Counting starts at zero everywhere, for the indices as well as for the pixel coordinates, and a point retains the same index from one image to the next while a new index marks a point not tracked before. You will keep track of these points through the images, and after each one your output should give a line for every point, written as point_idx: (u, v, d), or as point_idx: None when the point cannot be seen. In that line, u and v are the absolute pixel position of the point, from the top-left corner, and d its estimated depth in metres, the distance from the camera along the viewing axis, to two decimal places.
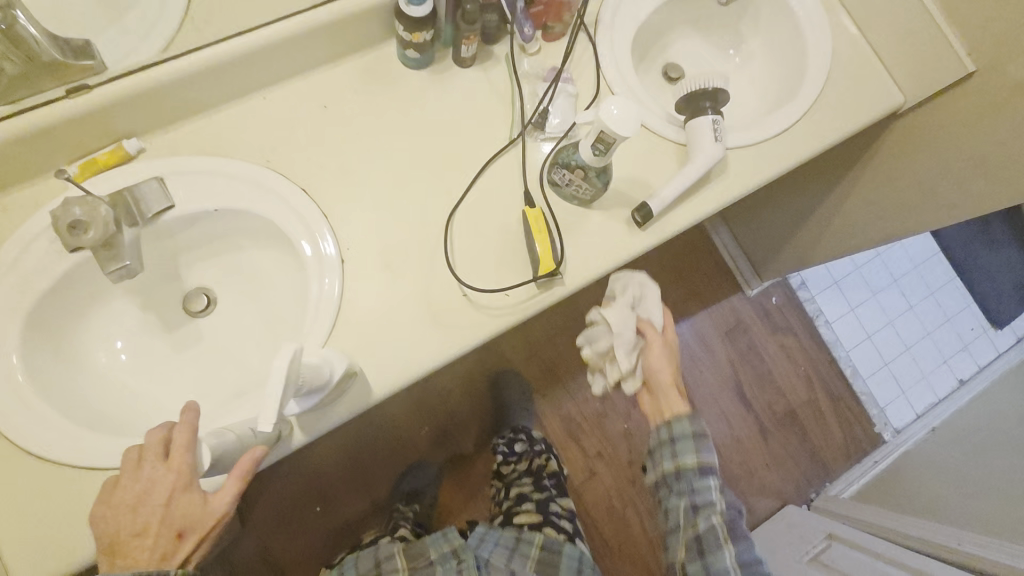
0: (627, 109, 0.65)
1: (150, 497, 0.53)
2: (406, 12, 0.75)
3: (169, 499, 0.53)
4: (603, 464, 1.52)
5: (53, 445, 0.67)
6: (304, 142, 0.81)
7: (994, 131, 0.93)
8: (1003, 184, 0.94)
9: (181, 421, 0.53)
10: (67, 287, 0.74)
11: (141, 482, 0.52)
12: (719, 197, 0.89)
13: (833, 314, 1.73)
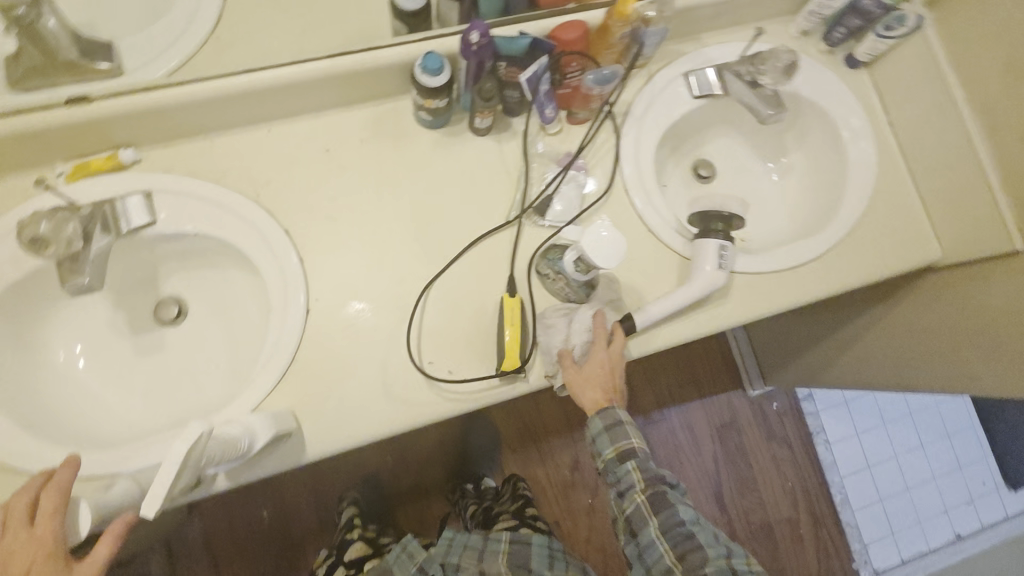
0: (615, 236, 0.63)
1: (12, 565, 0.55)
2: (418, 80, 0.72)
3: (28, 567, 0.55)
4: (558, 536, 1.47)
5: None
6: (299, 181, 0.80)
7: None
8: None
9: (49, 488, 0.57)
10: (38, 278, 0.74)
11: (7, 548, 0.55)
12: (713, 322, 0.84)
13: (836, 435, 1.64)
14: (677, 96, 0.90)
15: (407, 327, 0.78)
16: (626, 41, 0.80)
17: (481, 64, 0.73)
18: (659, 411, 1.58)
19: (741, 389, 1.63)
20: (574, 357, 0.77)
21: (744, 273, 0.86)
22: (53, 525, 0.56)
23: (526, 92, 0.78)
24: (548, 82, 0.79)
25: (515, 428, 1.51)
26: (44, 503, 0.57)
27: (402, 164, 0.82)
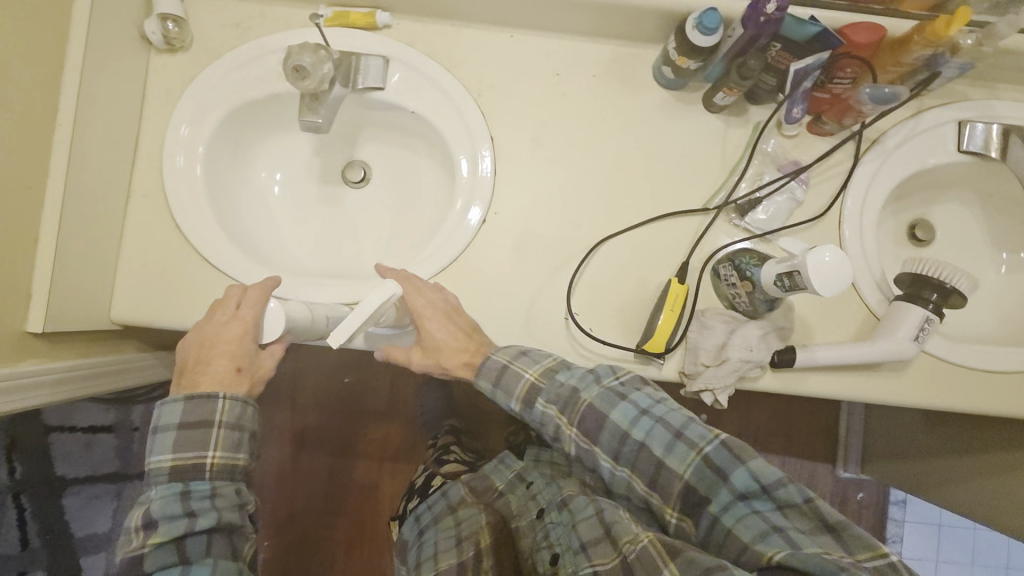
0: (841, 262, 0.57)
1: (221, 338, 0.65)
2: (687, 35, 0.69)
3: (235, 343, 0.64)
4: None
5: (189, 223, 0.75)
6: (521, 96, 0.79)
7: None
8: None
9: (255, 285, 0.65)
10: (270, 103, 0.80)
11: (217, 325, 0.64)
12: (874, 392, 0.77)
13: (912, 552, 1.50)
14: (939, 143, 0.79)
15: (567, 273, 0.77)
16: (919, 64, 0.71)
17: (755, 38, 0.67)
18: None
19: (830, 464, 1.52)
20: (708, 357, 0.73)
21: (933, 355, 0.77)
22: (254, 315, 0.64)
23: (784, 84, 0.73)
24: (813, 81, 0.72)
25: None
26: (249, 297, 0.65)
27: (623, 113, 0.79)
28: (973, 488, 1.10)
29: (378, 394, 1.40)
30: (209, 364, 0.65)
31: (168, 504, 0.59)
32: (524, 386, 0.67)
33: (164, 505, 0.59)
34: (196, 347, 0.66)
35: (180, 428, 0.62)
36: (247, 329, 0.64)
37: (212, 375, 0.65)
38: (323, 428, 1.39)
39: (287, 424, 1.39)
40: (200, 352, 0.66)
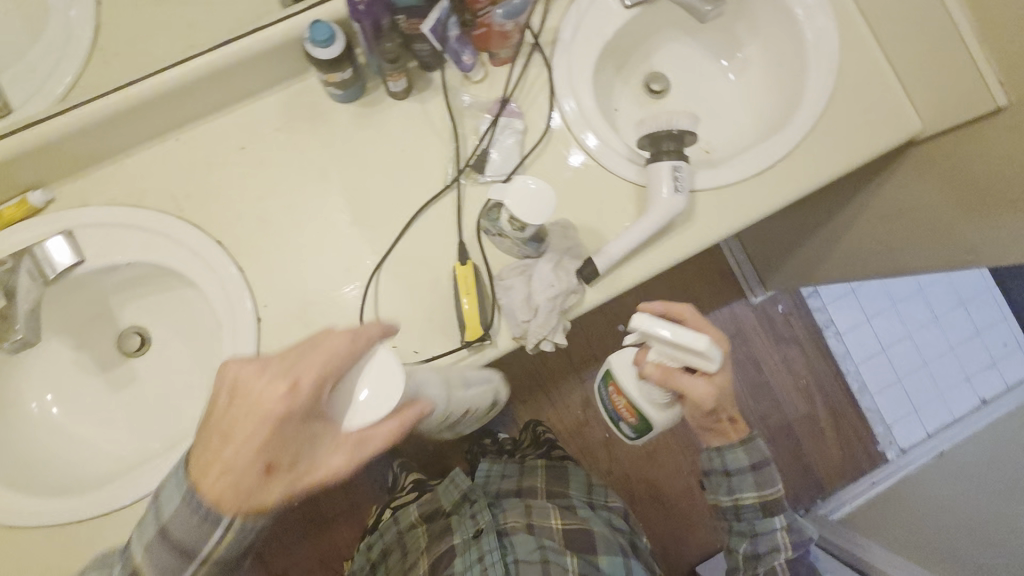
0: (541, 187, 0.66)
1: (248, 401, 0.48)
2: (315, 56, 0.65)
3: (277, 429, 0.48)
4: None
5: None
6: (222, 187, 0.76)
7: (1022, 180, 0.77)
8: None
9: (360, 329, 0.54)
10: None
11: (257, 391, 0.49)
12: (682, 251, 0.80)
13: (846, 326, 1.62)
14: (607, 10, 0.82)
15: (363, 317, 0.75)
16: None
17: (377, 24, 0.66)
18: None
19: (742, 299, 1.60)
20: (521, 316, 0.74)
21: (707, 190, 0.81)
22: (325, 369, 0.51)
23: (437, 42, 0.71)
24: (456, 26, 0.72)
25: (520, 380, 1.52)
26: (334, 341, 0.52)
27: (323, 147, 0.77)
28: (839, 255, 1.18)
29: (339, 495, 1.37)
30: (260, 400, 0.48)
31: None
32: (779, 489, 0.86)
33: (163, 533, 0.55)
34: (218, 412, 0.50)
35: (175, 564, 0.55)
36: (282, 410, 0.48)
37: (226, 450, 0.48)
38: (296, 559, 1.34)
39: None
40: (230, 407, 0.49)
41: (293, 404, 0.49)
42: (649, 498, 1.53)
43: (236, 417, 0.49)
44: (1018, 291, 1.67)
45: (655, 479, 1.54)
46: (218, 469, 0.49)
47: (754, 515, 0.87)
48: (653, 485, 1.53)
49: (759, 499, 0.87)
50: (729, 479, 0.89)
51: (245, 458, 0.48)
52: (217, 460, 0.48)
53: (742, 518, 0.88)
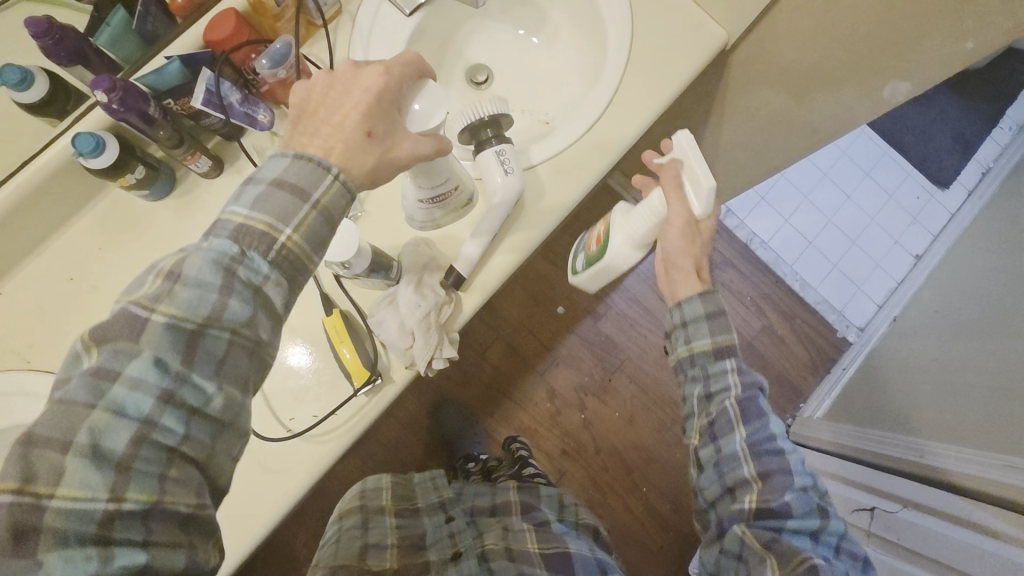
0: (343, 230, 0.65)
1: (355, 88, 0.56)
2: (89, 163, 0.63)
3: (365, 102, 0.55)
4: (570, 461, 1.50)
5: None
6: (61, 324, 0.72)
7: (822, 50, 0.78)
8: (856, 103, 0.81)
9: (397, 61, 0.58)
10: None
11: (348, 80, 0.56)
12: (541, 226, 0.79)
13: (767, 233, 1.66)
14: (392, 23, 0.81)
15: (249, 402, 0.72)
16: (291, 7, 0.71)
17: (144, 113, 0.63)
18: (601, 304, 1.57)
19: None
20: (401, 345, 0.72)
21: (546, 161, 0.81)
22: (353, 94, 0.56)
23: (221, 105, 0.68)
24: (234, 90, 0.69)
25: (480, 393, 1.51)
26: (394, 67, 0.58)
27: (152, 249, 0.74)
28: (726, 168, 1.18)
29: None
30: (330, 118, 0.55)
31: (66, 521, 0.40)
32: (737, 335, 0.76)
33: (128, 396, 0.43)
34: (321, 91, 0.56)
35: (269, 180, 0.51)
36: (364, 93, 0.56)
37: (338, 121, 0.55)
38: None
39: None
40: (330, 87, 0.56)
41: (376, 82, 0.57)
42: (643, 461, 1.51)
43: (343, 90, 0.56)
44: (913, 144, 1.72)
45: (644, 443, 1.52)
46: (325, 132, 0.54)
47: (707, 361, 0.76)
48: (649, 452, 1.51)
49: (714, 345, 0.76)
50: (684, 328, 0.78)
51: (349, 115, 0.55)
52: (330, 125, 0.54)
53: (694, 367, 0.78)
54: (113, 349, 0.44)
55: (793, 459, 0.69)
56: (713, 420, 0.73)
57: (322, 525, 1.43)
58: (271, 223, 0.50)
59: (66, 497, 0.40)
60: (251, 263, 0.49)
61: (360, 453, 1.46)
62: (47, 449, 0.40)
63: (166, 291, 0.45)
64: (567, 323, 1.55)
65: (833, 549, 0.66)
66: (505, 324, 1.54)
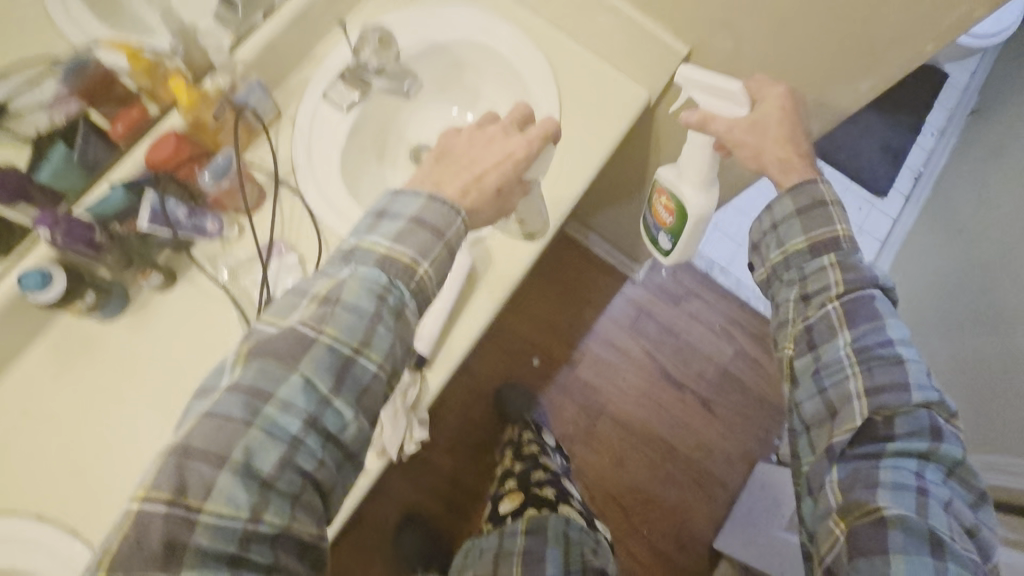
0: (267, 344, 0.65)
1: (496, 152, 0.68)
2: (37, 296, 0.64)
3: (504, 164, 0.67)
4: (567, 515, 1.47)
5: None
6: (19, 460, 0.70)
7: None
8: None
9: (545, 125, 0.68)
10: None
11: (491, 143, 0.68)
12: (497, 295, 0.81)
13: (726, 260, 1.70)
14: (330, 120, 0.84)
15: None
16: (230, 119, 0.75)
17: (90, 242, 0.65)
18: (575, 351, 1.59)
19: (627, 281, 1.66)
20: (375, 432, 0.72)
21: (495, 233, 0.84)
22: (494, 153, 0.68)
23: (171, 220, 0.70)
24: (181, 205, 0.71)
25: (467, 457, 1.48)
26: (537, 130, 0.68)
27: (111, 370, 0.74)
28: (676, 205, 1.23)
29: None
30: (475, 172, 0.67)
31: (223, 523, 0.49)
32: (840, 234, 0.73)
33: (280, 415, 0.52)
34: (465, 145, 0.69)
35: (410, 218, 0.61)
36: (504, 156, 0.67)
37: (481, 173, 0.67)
38: None
39: None
40: (475, 145, 0.69)
41: (520, 146, 0.68)
42: (639, 503, 1.49)
43: (485, 148, 0.68)
44: (847, 159, 1.82)
45: (636, 488, 1.50)
46: (465, 177, 0.66)
47: (802, 261, 0.74)
48: (643, 492, 1.50)
49: (808, 242, 0.74)
50: (775, 231, 0.77)
51: (490, 173, 0.67)
52: (471, 173, 0.66)
53: (790, 271, 0.75)
54: (266, 362, 0.53)
55: (913, 370, 0.65)
56: (813, 333, 0.71)
57: None
58: (414, 257, 0.60)
59: (219, 506, 0.49)
60: (395, 291, 0.59)
61: (351, 538, 1.41)
62: (199, 460, 0.49)
63: (328, 314, 0.55)
64: (545, 375, 1.56)
65: (938, 475, 0.63)
66: (483, 384, 1.54)
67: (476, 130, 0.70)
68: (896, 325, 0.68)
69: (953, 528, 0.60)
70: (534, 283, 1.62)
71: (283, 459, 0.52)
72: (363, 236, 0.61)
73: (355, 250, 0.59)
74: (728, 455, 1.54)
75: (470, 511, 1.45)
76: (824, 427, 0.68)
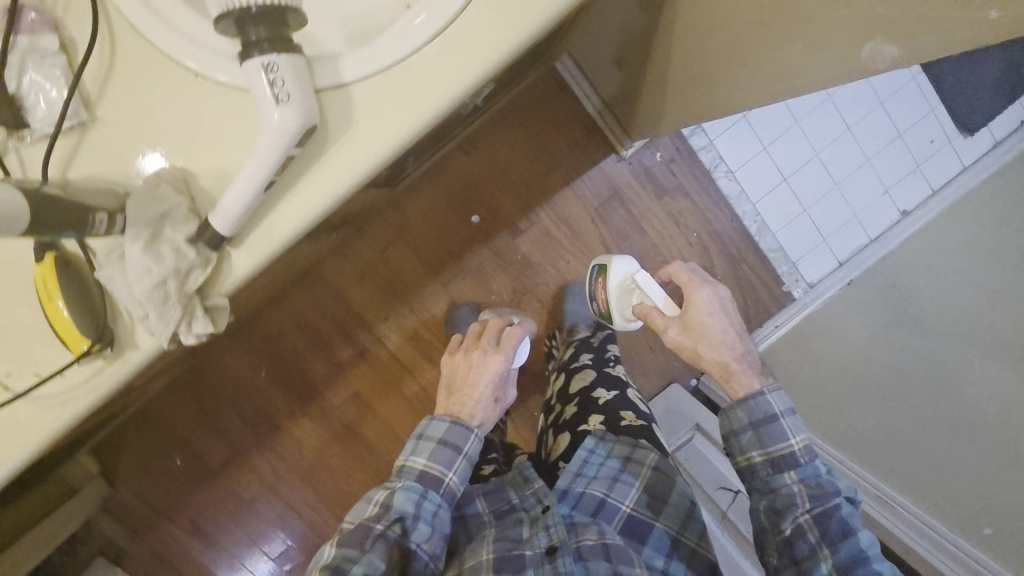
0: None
1: (478, 367, 0.97)
2: None
3: (491, 369, 0.96)
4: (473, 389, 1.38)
5: None
6: None
7: None
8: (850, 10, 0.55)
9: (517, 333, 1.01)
10: None
11: (473, 359, 0.99)
12: (344, 174, 0.59)
13: (738, 160, 1.37)
14: None
15: None
16: None
17: None
18: (525, 220, 1.35)
19: (614, 154, 1.35)
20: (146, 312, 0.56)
21: (363, 81, 0.59)
22: (486, 369, 0.96)
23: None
24: None
25: (373, 299, 1.36)
26: (511, 337, 1.01)
27: None
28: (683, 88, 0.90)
29: (239, 422, 1.39)
30: (468, 392, 0.94)
31: (379, 556, 0.72)
32: (787, 446, 0.76)
33: (375, 537, 0.74)
34: (462, 370, 0.98)
35: (438, 440, 0.86)
36: (491, 375, 0.95)
37: (472, 397, 0.93)
38: (200, 503, 1.42)
39: (177, 526, 1.43)
40: (462, 383, 0.96)
41: (507, 348, 0.99)
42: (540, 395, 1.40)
43: (473, 380, 0.95)
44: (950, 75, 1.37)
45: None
46: (469, 403, 0.93)
47: (760, 464, 0.78)
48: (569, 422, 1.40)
49: (767, 455, 0.78)
50: (734, 437, 0.81)
51: (484, 384, 0.94)
52: (473, 398, 0.93)
53: (756, 480, 0.78)
54: (364, 527, 0.75)
55: (848, 511, 0.71)
56: (776, 499, 0.75)
57: (199, 407, 1.39)
58: (441, 471, 0.83)
59: (372, 552, 0.72)
60: (430, 497, 0.81)
61: (238, 341, 1.37)
62: (338, 547, 0.73)
63: (379, 515, 0.77)
64: (485, 236, 1.35)
65: (849, 504, 0.73)
66: (413, 225, 1.34)
67: (466, 361, 0.98)
68: (797, 423, 0.78)
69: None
70: (504, 126, 1.32)
71: (409, 521, 0.77)
72: (410, 457, 0.84)
73: (403, 467, 0.84)
74: (648, 366, 1.45)
75: (366, 349, 1.37)
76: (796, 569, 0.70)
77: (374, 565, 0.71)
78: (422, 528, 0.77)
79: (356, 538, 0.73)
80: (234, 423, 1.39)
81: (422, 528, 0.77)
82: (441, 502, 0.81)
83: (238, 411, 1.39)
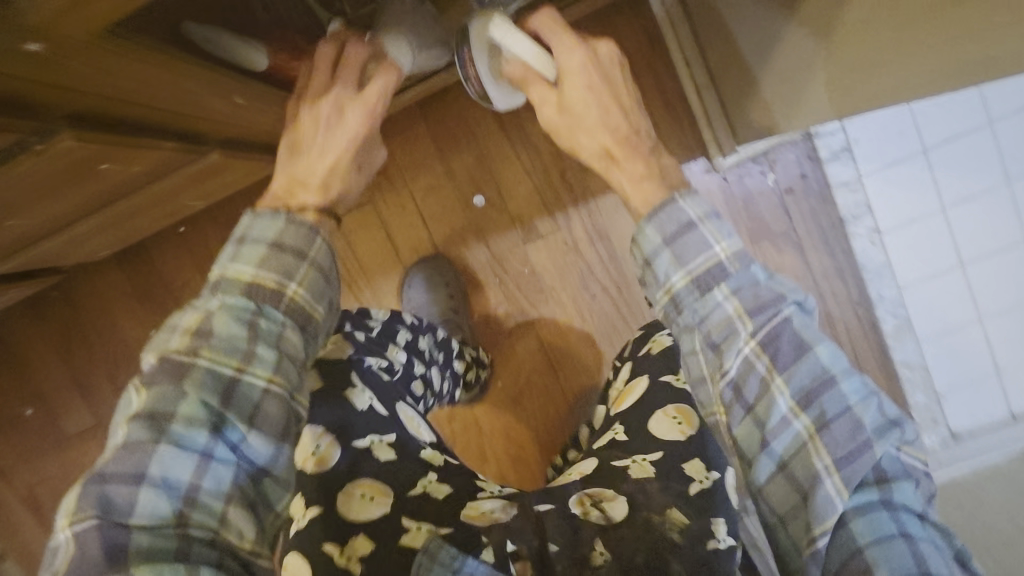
0: None
1: (325, 126, 0.54)
2: None
3: (338, 108, 0.54)
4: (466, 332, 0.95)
5: None
6: None
7: None
8: None
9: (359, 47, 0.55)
10: None
11: (308, 119, 0.54)
12: None
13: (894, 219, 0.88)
14: None
15: None
16: None
17: None
18: (548, 219, 0.92)
19: (703, 160, 0.89)
20: None
21: None
22: (323, 133, 0.54)
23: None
24: None
25: None
26: (350, 56, 0.55)
27: None
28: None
29: (108, 384, 1.05)
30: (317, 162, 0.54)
31: (209, 399, 0.43)
32: (715, 254, 0.48)
33: (192, 405, 0.42)
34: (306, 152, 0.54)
35: (269, 241, 0.49)
36: (334, 104, 0.54)
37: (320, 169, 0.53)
38: (36, 478, 1.07)
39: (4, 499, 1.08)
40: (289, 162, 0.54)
41: (348, 78, 0.55)
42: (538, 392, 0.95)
43: (309, 142, 0.54)
44: None
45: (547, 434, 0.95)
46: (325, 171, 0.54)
47: (688, 299, 0.48)
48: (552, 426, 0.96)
49: (688, 274, 0.48)
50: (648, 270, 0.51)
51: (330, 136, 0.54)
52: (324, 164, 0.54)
53: (682, 319, 0.49)
54: (157, 398, 0.42)
55: (800, 321, 0.45)
56: (708, 331, 0.47)
57: (67, 351, 1.05)
58: (280, 279, 0.47)
59: (194, 393, 0.43)
60: (271, 315, 0.47)
61: (132, 280, 1.02)
62: (113, 460, 0.40)
63: (192, 350, 0.44)
64: (484, 228, 0.93)
65: (802, 314, 0.46)
66: (386, 187, 0.93)
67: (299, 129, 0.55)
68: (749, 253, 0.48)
69: (882, 451, 0.41)
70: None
71: (245, 350, 0.45)
72: (225, 270, 0.48)
73: (216, 282, 0.47)
74: None
75: None
76: (751, 421, 0.45)
77: (193, 445, 0.42)
78: (268, 352, 0.46)
79: (164, 378, 0.43)
80: (105, 383, 1.04)
81: (264, 355, 0.45)
82: (292, 322, 0.48)
83: (109, 371, 1.04)
